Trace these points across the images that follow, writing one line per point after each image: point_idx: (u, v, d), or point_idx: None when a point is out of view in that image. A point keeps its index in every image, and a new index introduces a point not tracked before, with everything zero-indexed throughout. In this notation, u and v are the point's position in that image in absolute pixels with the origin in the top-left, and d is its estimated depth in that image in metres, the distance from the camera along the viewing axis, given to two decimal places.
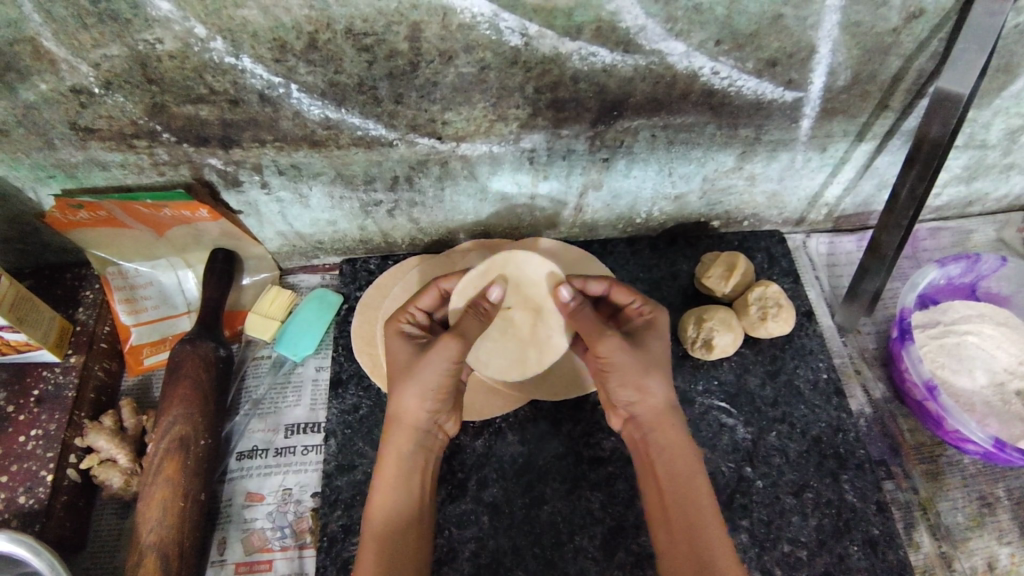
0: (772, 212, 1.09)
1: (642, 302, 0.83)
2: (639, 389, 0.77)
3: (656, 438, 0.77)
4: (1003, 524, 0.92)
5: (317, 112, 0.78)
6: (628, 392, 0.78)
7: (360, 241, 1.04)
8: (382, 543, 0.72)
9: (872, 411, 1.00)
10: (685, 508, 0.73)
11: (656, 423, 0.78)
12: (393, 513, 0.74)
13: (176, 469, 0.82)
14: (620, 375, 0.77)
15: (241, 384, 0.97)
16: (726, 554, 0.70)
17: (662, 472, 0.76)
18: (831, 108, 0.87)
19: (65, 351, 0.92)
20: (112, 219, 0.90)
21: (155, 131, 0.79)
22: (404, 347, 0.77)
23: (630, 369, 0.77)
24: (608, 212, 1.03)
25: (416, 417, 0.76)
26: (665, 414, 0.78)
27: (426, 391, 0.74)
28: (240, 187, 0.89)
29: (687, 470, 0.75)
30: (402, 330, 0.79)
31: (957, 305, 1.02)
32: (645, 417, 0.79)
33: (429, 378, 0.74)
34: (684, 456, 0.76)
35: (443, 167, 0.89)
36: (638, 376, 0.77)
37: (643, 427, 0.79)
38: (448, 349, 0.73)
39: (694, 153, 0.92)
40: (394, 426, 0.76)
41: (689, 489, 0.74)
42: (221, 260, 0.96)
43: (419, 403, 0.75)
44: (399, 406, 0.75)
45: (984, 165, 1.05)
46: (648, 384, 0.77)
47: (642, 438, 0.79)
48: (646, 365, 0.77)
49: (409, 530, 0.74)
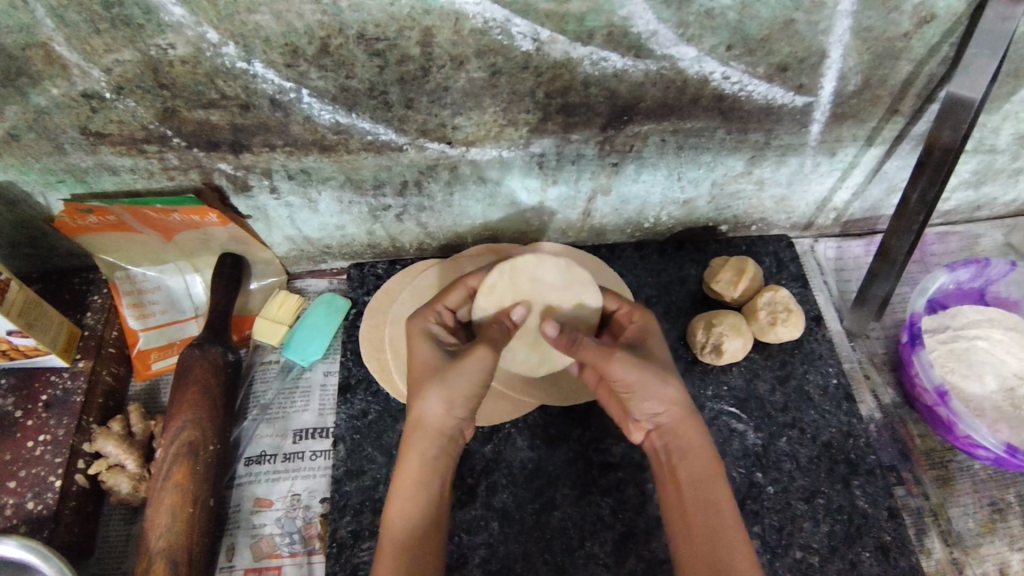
0: (781, 217, 1.08)
1: (637, 311, 0.86)
2: (662, 400, 0.76)
3: (680, 444, 0.76)
4: (1015, 531, 0.92)
5: (328, 116, 0.78)
6: (652, 404, 0.76)
7: (368, 246, 1.03)
8: (401, 553, 0.71)
9: (882, 416, 0.99)
10: (703, 516, 0.72)
11: (680, 430, 0.77)
12: (413, 524, 0.73)
13: (185, 474, 0.82)
14: (641, 392, 0.76)
15: (249, 389, 0.97)
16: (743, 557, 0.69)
17: (685, 475, 0.75)
18: (842, 112, 0.87)
19: (74, 356, 0.92)
20: (121, 224, 0.90)
21: (166, 136, 0.79)
22: (431, 351, 0.78)
23: (651, 382, 0.75)
24: (617, 216, 1.02)
25: (443, 422, 0.76)
26: (688, 420, 0.77)
27: (454, 400, 0.75)
28: (249, 192, 0.89)
29: (711, 476, 0.74)
30: (431, 332, 0.81)
31: (967, 309, 1.02)
32: (669, 424, 0.77)
33: (459, 385, 0.75)
34: (708, 463, 0.75)
35: (452, 172, 0.88)
36: (658, 387, 0.76)
37: (668, 436, 0.77)
38: (483, 357, 0.74)
39: (704, 157, 0.92)
40: (419, 432, 0.76)
41: (710, 495, 0.73)
42: (228, 266, 0.96)
43: (444, 410, 0.75)
44: (424, 409, 0.75)
45: (993, 169, 1.05)
46: (671, 391, 0.76)
47: (665, 446, 0.77)
48: (661, 373, 0.76)
49: (424, 539, 0.73)
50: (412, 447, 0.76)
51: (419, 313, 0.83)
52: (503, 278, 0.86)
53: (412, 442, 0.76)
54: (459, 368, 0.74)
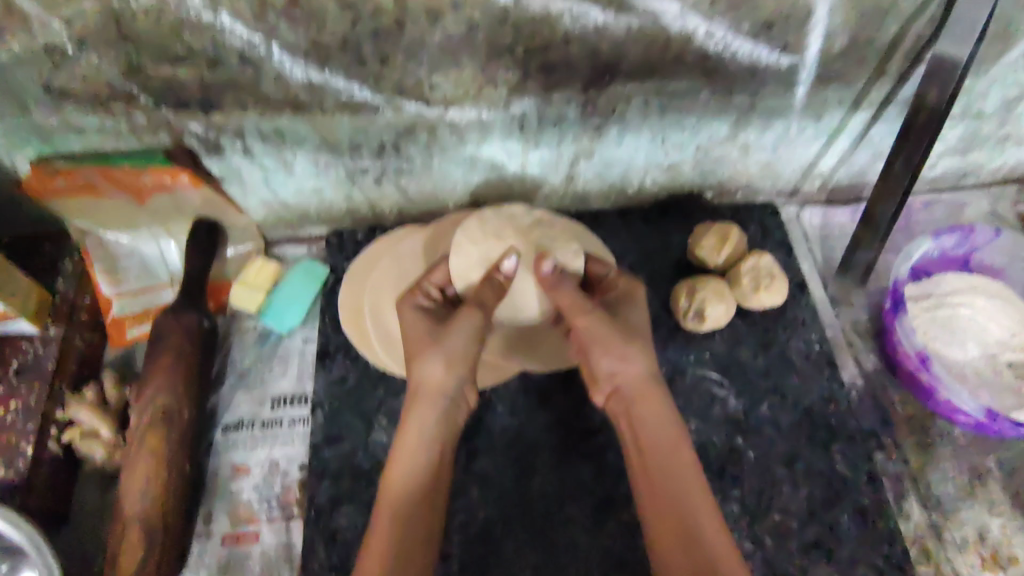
0: (766, 183, 1.07)
1: (615, 276, 0.86)
2: (621, 357, 0.78)
3: (641, 410, 0.76)
4: (994, 495, 0.93)
5: (300, 73, 0.76)
6: (611, 361, 0.78)
7: (347, 212, 1.01)
8: (399, 516, 0.70)
9: (864, 383, 0.99)
10: (668, 481, 0.71)
11: (640, 394, 0.77)
12: (408, 490, 0.72)
13: (160, 440, 0.81)
14: (604, 347, 0.78)
15: (226, 356, 0.95)
16: (712, 520, 0.69)
17: (646, 443, 0.74)
18: (827, 74, 0.86)
19: (45, 322, 0.90)
20: (91, 187, 0.88)
21: (132, 93, 0.77)
22: (421, 321, 0.80)
23: (610, 337, 0.78)
24: (600, 182, 1.01)
25: (444, 384, 0.76)
26: (649, 383, 0.78)
27: (451, 358, 0.77)
28: (221, 154, 0.87)
29: (673, 441, 0.74)
30: (419, 305, 0.82)
31: (950, 277, 1.01)
32: (628, 388, 0.78)
33: (456, 346, 0.77)
34: (669, 427, 0.75)
35: (431, 134, 0.86)
36: (621, 346, 0.78)
37: (627, 400, 0.78)
38: (472, 321, 0.77)
39: (688, 120, 0.90)
40: (419, 395, 0.77)
41: (675, 459, 0.73)
42: (204, 231, 0.95)
43: (442, 369, 0.77)
44: (425, 371, 0.77)
45: (980, 135, 1.04)
46: (630, 352, 0.78)
47: (626, 413, 0.77)
48: (625, 331, 0.80)
49: (425, 512, 0.71)
50: (414, 414, 0.76)
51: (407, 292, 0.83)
52: (490, 240, 0.81)
53: (414, 409, 0.76)
54: (454, 329, 0.77)
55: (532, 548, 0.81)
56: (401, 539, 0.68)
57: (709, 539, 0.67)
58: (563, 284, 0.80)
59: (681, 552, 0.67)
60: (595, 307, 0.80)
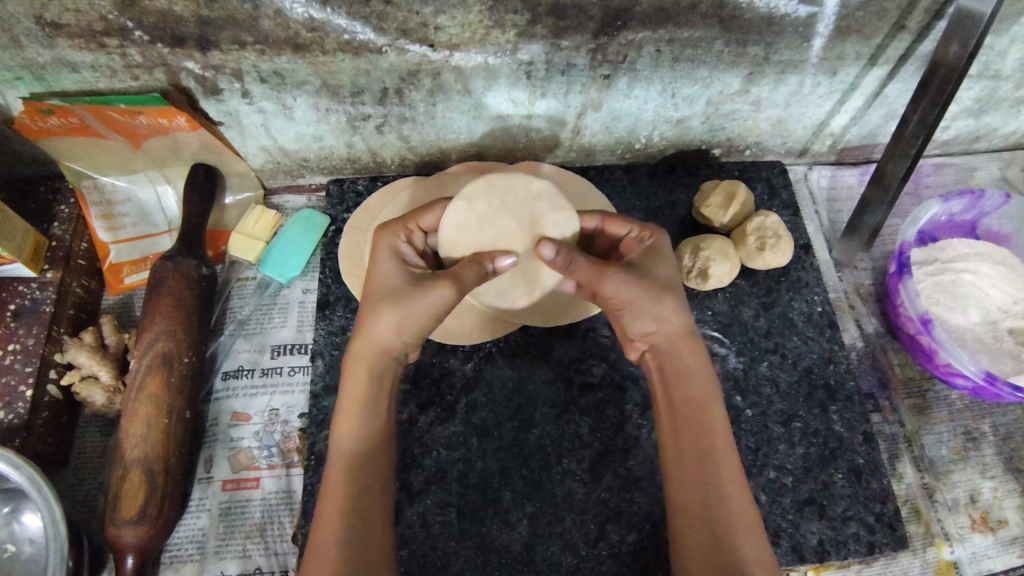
0: (776, 141, 1.05)
1: (641, 230, 0.81)
2: (655, 317, 0.75)
3: (675, 363, 0.75)
4: (987, 459, 0.94)
5: (301, 10, 0.72)
6: (644, 322, 0.75)
7: (348, 161, 1.00)
8: (352, 463, 0.71)
9: (863, 345, 0.99)
10: (696, 435, 0.72)
11: (676, 350, 0.76)
12: (360, 438, 0.72)
13: (158, 386, 0.81)
14: (631, 311, 0.75)
15: (226, 305, 0.95)
16: (735, 480, 0.70)
17: (678, 397, 0.74)
18: (847, 26, 0.83)
19: (42, 266, 0.89)
20: (85, 127, 0.86)
21: (126, 28, 0.73)
22: (392, 272, 0.75)
23: (645, 302, 0.74)
24: (607, 135, 0.99)
25: (391, 348, 0.74)
26: (685, 339, 0.76)
27: (406, 325, 0.73)
28: (219, 96, 0.84)
29: (705, 398, 0.74)
30: (397, 249, 0.77)
31: (956, 242, 1.00)
32: (664, 345, 0.76)
33: (415, 315, 0.72)
34: (702, 383, 0.75)
35: (435, 80, 0.84)
36: (651, 305, 0.75)
37: (661, 355, 0.76)
38: (443, 295, 0.72)
39: (700, 72, 0.88)
40: (363, 352, 0.74)
41: (705, 416, 0.73)
42: (201, 176, 0.93)
43: (397, 333, 0.73)
44: (378, 327, 0.73)
45: (996, 97, 1.02)
46: (664, 307, 0.75)
47: (659, 366, 0.77)
48: (656, 290, 0.75)
49: (372, 461, 0.72)
50: (356, 367, 0.74)
51: (390, 229, 0.78)
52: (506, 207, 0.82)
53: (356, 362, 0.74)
54: (418, 296, 0.72)
55: (529, 498, 0.82)
56: (353, 490, 0.69)
57: (730, 499, 0.68)
58: (575, 265, 0.75)
59: (697, 505, 0.69)
60: (623, 269, 0.75)
